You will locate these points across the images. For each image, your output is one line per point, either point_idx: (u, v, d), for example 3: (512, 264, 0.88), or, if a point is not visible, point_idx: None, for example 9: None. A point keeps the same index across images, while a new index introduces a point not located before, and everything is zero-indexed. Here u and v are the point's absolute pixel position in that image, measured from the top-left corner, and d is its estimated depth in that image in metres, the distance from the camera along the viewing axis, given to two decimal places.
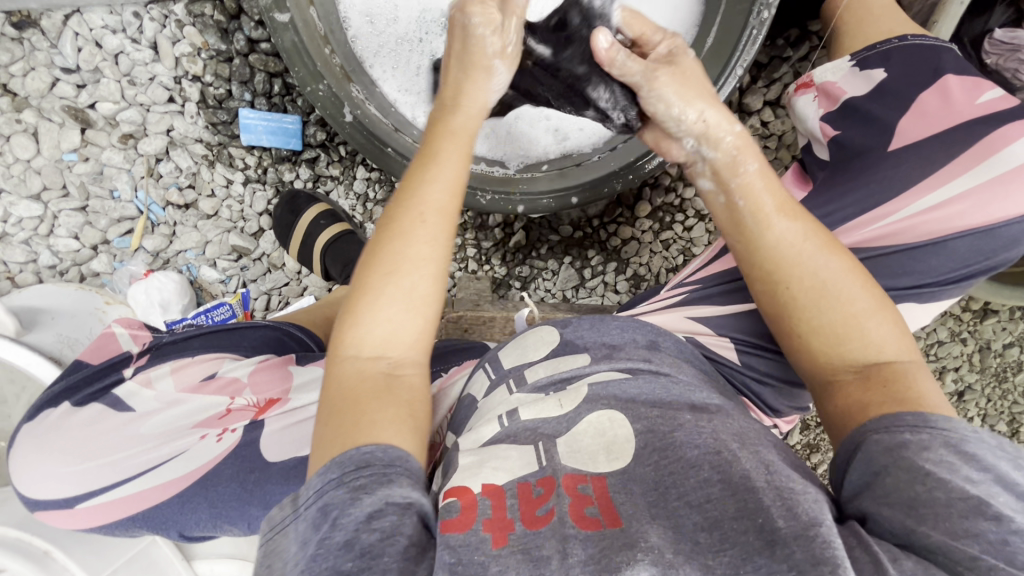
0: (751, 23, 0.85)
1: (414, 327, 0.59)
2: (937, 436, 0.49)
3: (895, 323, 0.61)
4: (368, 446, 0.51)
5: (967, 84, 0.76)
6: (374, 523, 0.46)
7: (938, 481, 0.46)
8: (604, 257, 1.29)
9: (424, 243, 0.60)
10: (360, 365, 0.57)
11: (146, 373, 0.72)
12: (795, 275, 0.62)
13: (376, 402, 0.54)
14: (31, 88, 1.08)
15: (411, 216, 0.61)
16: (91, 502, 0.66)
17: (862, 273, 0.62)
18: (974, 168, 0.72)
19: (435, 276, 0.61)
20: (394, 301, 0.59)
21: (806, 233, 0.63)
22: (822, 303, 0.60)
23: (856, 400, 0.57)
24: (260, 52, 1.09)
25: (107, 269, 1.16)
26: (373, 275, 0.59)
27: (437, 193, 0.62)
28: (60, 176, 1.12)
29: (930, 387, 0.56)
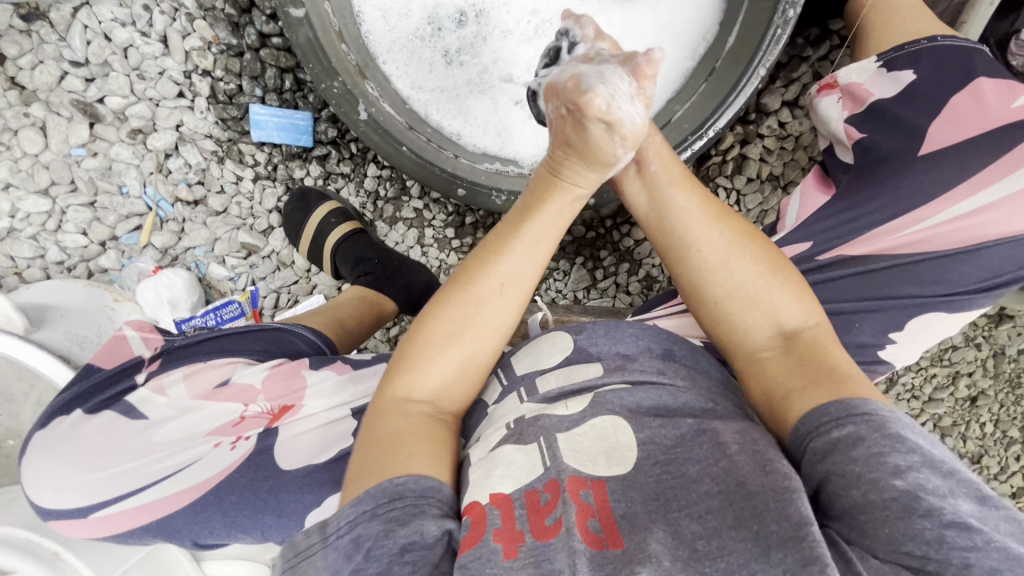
0: (775, 23, 0.83)
1: (462, 388, 0.61)
2: (863, 423, 0.47)
3: (796, 283, 0.63)
4: (402, 477, 0.51)
5: (1001, 88, 0.74)
6: (407, 556, 0.47)
7: (870, 483, 0.44)
8: (617, 258, 1.27)
9: (495, 315, 0.61)
10: (408, 408, 0.58)
11: (160, 379, 0.72)
12: (694, 240, 0.65)
13: (409, 440, 0.54)
14: (40, 82, 1.06)
15: (491, 286, 0.61)
16: (104, 512, 0.65)
17: (754, 237, 0.65)
18: (1008, 177, 0.71)
19: (496, 346, 0.62)
20: (449, 357, 0.60)
21: (699, 199, 0.67)
22: (728, 265, 0.63)
23: (780, 381, 0.57)
24: (271, 46, 1.07)
25: (116, 265, 1.15)
26: (437, 331, 0.60)
27: (524, 270, 0.62)
28: (68, 171, 1.11)
29: (841, 353, 0.58)
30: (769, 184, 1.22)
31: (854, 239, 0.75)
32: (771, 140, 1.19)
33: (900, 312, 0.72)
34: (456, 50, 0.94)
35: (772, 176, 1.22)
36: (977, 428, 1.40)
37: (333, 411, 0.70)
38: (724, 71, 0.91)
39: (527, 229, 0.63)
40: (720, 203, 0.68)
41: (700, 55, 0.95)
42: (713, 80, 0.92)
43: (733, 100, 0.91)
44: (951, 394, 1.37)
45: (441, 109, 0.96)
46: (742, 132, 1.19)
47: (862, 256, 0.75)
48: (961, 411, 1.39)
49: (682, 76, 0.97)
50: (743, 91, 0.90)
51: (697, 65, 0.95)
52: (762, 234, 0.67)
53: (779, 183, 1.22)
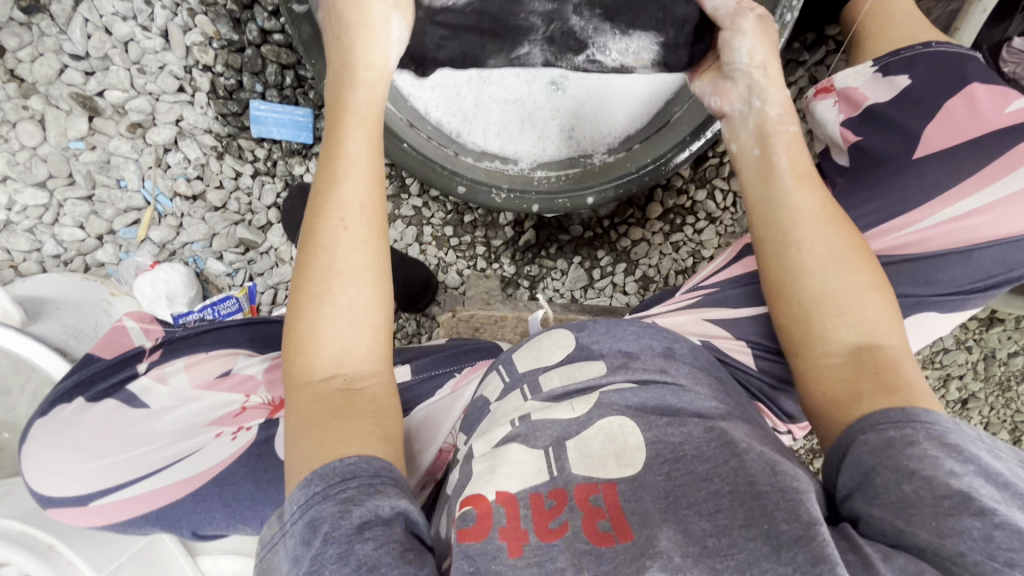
0: (773, 26, 0.85)
1: (364, 341, 0.58)
2: (921, 429, 0.49)
3: (892, 305, 0.61)
4: (352, 458, 0.50)
5: (994, 93, 0.75)
6: (366, 532, 0.45)
7: (923, 480, 0.45)
8: (614, 258, 1.28)
9: (353, 250, 0.58)
10: (316, 389, 0.55)
11: (162, 368, 0.72)
12: (802, 242, 0.62)
13: (336, 418, 0.53)
14: (39, 74, 1.06)
15: (332, 227, 0.58)
16: (105, 500, 0.65)
17: (862, 253, 0.62)
18: (1001, 180, 0.72)
19: (373, 282, 0.59)
20: (335, 319, 0.57)
21: (820, 201, 0.64)
22: (824, 272, 0.61)
23: (851, 383, 0.56)
24: (273, 43, 1.08)
25: (113, 259, 1.15)
26: (305, 298, 0.58)
27: (353, 194, 0.60)
28: (67, 165, 1.11)
29: (918, 377, 0.56)
30: None
31: None
32: None
33: None
34: None
35: None
36: None
37: None
38: None
39: (343, 159, 0.61)
40: (839, 210, 0.65)
41: None
42: None
43: None
44: (943, 396, 1.39)
45: (441, 107, 0.97)
46: None
47: None
48: (952, 414, 1.40)
49: None
50: None
51: None
52: (869, 250, 0.64)
53: None
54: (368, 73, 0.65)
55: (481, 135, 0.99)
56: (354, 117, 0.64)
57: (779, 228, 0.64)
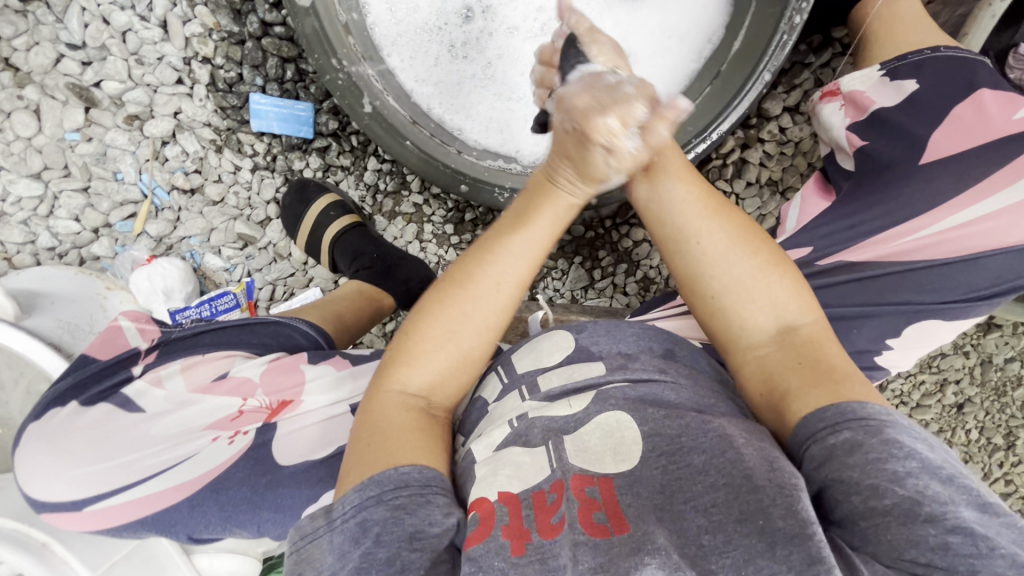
0: (782, 29, 0.84)
1: (458, 380, 0.61)
2: (862, 430, 0.48)
3: (794, 277, 0.63)
4: (406, 466, 0.51)
5: (1002, 99, 0.74)
6: (415, 543, 0.47)
7: (870, 489, 0.44)
8: (615, 258, 1.27)
9: (493, 312, 0.60)
10: (403, 402, 0.58)
11: (157, 371, 0.71)
12: (695, 231, 0.63)
13: (416, 433, 0.55)
14: (35, 63, 1.04)
15: (489, 283, 0.60)
16: (99, 505, 0.64)
17: (755, 236, 0.63)
18: (1006, 188, 0.72)
19: (493, 339, 0.62)
20: (448, 355, 0.60)
21: (699, 189, 0.65)
22: (724, 259, 0.62)
23: (780, 378, 0.57)
24: (274, 35, 1.06)
25: (108, 253, 1.13)
26: (431, 326, 0.60)
27: (515, 266, 0.60)
28: (62, 156, 1.09)
29: (836, 350, 0.58)
30: (768, 189, 1.23)
31: (853, 246, 0.76)
32: (772, 145, 1.20)
33: (898, 319, 0.73)
34: (462, 44, 0.92)
35: (771, 181, 1.23)
36: (963, 435, 1.42)
37: (331, 407, 0.70)
38: (730, 74, 0.91)
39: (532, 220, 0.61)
40: (719, 194, 0.67)
41: (705, 58, 0.95)
42: (718, 83, 0.93)
43: (739, 103, 0.92)
44: (939, 401, 1.39)
45: (444, 104, 0.95)
46: (743, 137, 1.20)
47: (862, 262, 0.75)
48: (948, 418, 1.41)
49: (687, 78, 0.96)
50: (747, 95, 0.91)
51: (702, 67, 0.95)
52: (764, 230, 0.65)
53: (778, 188, 1.23)
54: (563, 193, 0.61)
55: (483, 132, 0.97)
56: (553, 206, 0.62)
57: (677, 228, 0.64)
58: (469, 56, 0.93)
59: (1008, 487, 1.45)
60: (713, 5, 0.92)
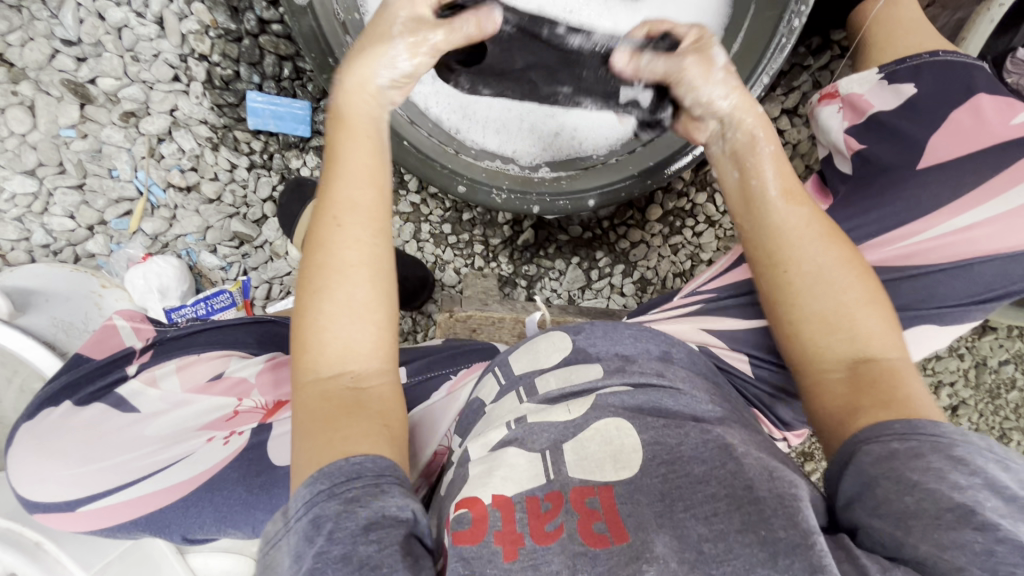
0: (780, 32, 0.84)
1: (368, 336, 0.57)
2: (926, 442, 0.48)
3: (886, 316, 0.60)
4: (359, 457, 0.49)
5: (1000, 105, 0.75)
6: (370, 534, 0.45)
7: (925, 492, 0.45)
8: (612, 259, 1.27)
9: (353, 248, 0.58)
10: (323, 387, 0.55)
11: (151, 371, 0.71)
12: (790, 258, 0.62)
13: (352, 420, 0.53)
14: (29, 59, 1.03)
15: (329, 225, 0.58)
16: (92, 506, 0.64)
17: (858, 266, 0.61)
18: (1001, 196, 0.72)
19: (372, 279, 0.58)
20: (335, 317, 0.56)
21: (806, 218, 0.63)
22: (815, 290, 0.60)
23: (846, 398, 0.56)
24: (271, 33, 1.05)
25: (104, 250, 1.13)
26: (303, 295, 0.57)
27: (355, 194, 0.59)
28: (57, 152, 1.08)
29: (917, 387, 0.56)
30: None
31: (850, 250, 0.76)
32: None
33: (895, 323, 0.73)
34: None
35: None
36: None
37: None
38: None
39: (342, 157, 0.60)
40: (830, 224, 0.64)
41: None
42: None
43: None
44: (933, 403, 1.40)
45: (441, 103, 0.95)
46: None
47: None
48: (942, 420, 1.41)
49: None
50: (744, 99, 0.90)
51: None
52: (867, 264, 0.62)
53: None
54: (361, 83, 0.62)
55: (480, 132, 0.97)
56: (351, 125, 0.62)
57: (774, 240, 0.63)
58: None
59: None
60: (712, 7, 0.91)
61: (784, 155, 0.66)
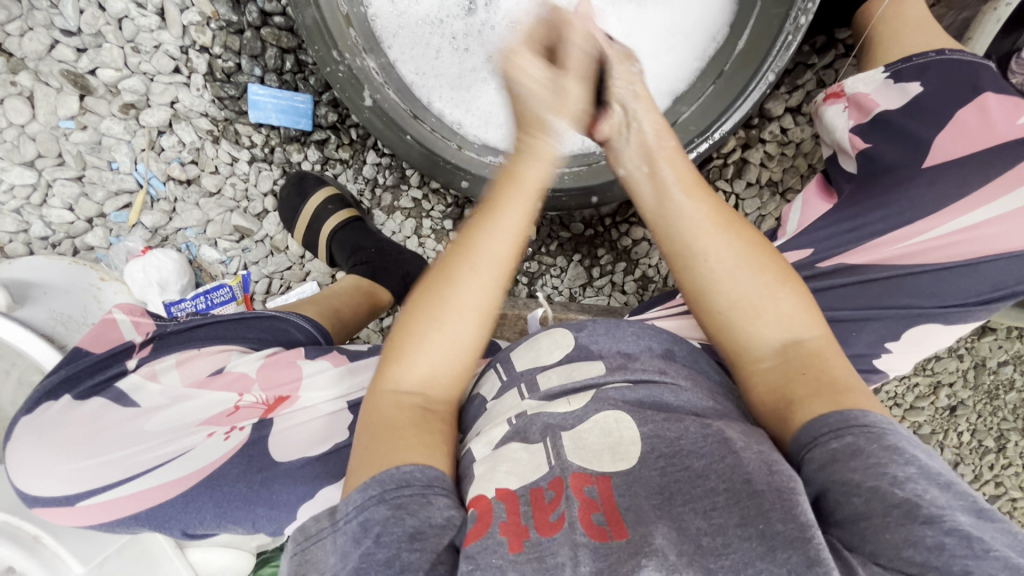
0: (786, 29, 0.84)
1: (448, 370, 0.60)
2: (861, 435, 0.48)
3: (801, 293, 0.62)
4: (409, 466, 0.50)
5: (1006, 104, 0.74)
6: (415, 543, 0.46)
7: (870, 491, 0.45)
8: (614, 257, 1.27)
9: (471, 291, 0.60)
10: (397, 399, 0.58)
11: (151, 365, 0.70)
12: (704, 248, 0.64)
13: (414, 432, 0.55)
14: (29, 49, 1.02)
15: (465, 265, 0.60)
16: (91, 500, 0.64)
17: (761, 252, 0.63)
18: (1007, 195, 0.72)
19: (479, 325, 0.61)
20: (435, 347, 0.59)
21: (709, 205, 0.65)
22: (735, 276, 0.62)
23: (782, 390, 0.56)
24: (273, 25, 1.04)
25: (103, 243, 1.12)
26: (420, 318, 0.60)
27: (501, 244, 0.61)
28: (56, 144, 1.07)
29: (841, 364, 0.58)
30: (768, 190, 1.23)
31: (852, 249, 0.76)
32: (773, 145, 1.20)
33: (897, 322, 0.73)
34: (463, 36, 0.92)
35: (771, 182, 1.23)
36: (955, 437, 1.43)
37: (329, 403, 0.70)
38: (733, 75, 0.91)
39: (504, 204, 0.62)
40: (730, 210, 0.66)
41: (707, 57, 0.95)
42: (720, 83, 0.92)
43: (739, 106, 0.91)
44: (932, 403, 1.40)
45: (444, 97, 0.94)
46: (744, 136, 1.19)
47: (861, 266, 0.75)
48: (940, 420, 1.42)
49: (690, 76, 0.96)
50: (749, 97, 0.91)
51: (705, 67, 0.95)
52: (770, 246, 0.65)
53: (778, 189, 1.23)
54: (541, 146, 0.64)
55: (482, 127, 0.96)
56: (521, 181, 0.63)
57: (682, 237, 0.65)
58: (471, 49, 0.92)
59: (998, 488, 1.46)
60: (717, 4, 0.92)
61: (678, 147, 0.70)
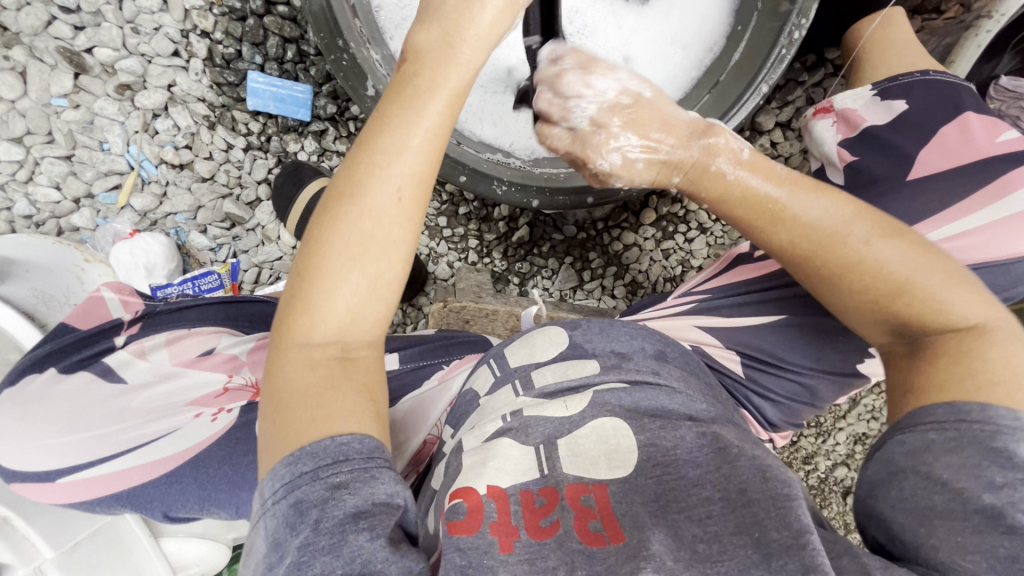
0: (780, 43, 0.86)
1: (362, 333, 0.53)
2: (968, 431, 0.49)
3: (948, 279, 0.56)
4: (344, 436, 0.48)
5: (985, 123, 0.78)
6: (361, 522, 0.44)
7: (955, 492, 0.47)
8: (605, 262, 1.29)
9: (381, 232, 0.51)
10: (304, 372, 0.51)
11: (140, 342, 0.69)
12: (821, 245, 0.59)
13: (331, 392, 0.50)
14: (25, 24, 1.01)
15: (360, 214, 0.51)
16: (74, 477, 0.62)
17: (897, 235, 0.58)
18: (991, 205, 0.73)
19: (391, 281, 0.53)
20: (335, 311, 0.51)
21: (817, 198, 0.60)
22: (853, 271, 0.57)
23: (907, 381, 0.55)
24: (277, 14, 1.05)
25: (89, 225, 1.10)
26: (312, 281, 0.51)
27: (394, 188, 0.52)
28: (47, 122, 1.06)
29: (993, 354, 0.52)
30: None
31: None
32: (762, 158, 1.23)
33: None
34: None
35: None
36: None
37: None
38: (727, 84, 0.94)
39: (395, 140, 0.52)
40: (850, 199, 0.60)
41: (705, 67, 0.98)
42: (715, 92, 0.95)
43: (734, 114, 0.92)
44: None
45: None
46: None
47: None
48: None
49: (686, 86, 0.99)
50: (744, 105, 0.91)
51: (702, 76, 0.98)
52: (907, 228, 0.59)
53: None
54: (448, 67, 0.55)
55: (476, 122, 0.99)
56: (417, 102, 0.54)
57: (791, 234, 0.60)
58: None
59: None
60: (716, 16, 0.96)
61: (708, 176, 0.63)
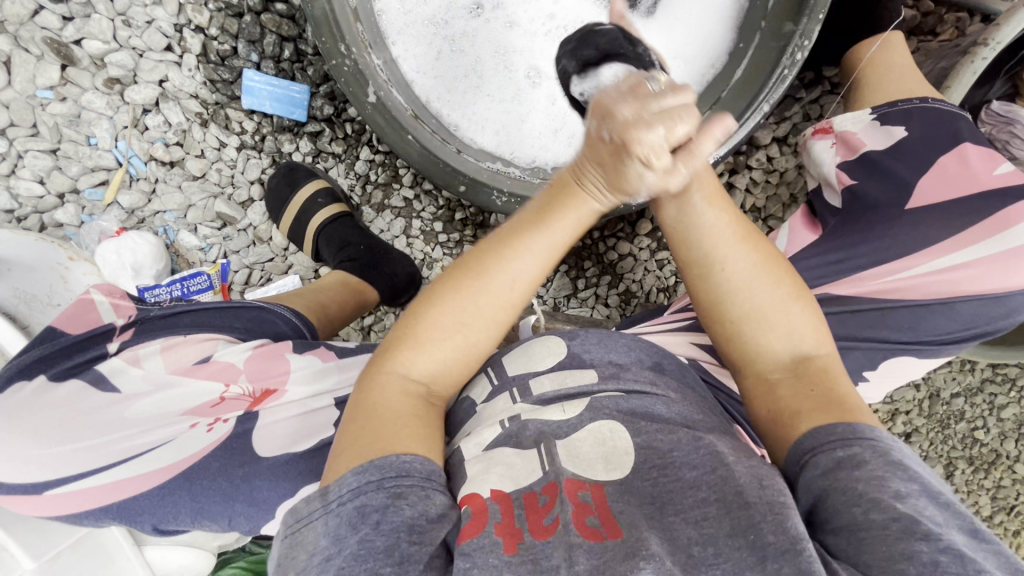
0: (784, 63, 0.86)
1: (458, 370, 0.59)
2: (869, 447, 0.51)
3: (813, 309, 0.63)
4: (408, 456, 0.50)
5: (982, 155, 0.79)
6: (414, 533, 0.46)
7: (872, 501, 0.46)
8: (599, 270, 1.29)
9: (499, 304, 0.58)
10: (404, 385, 0.57)
11: (135, 350, 0.67)
12: (721, 259, 0.61)
13: (417, 424, 0.54)
14: (10, 13, 0.97)
15: (496, 272, 0.57)
16: (63, 489, 0.60)
17: (779, 261, 0.63)
18: (987, 239, 0.76)
19: (495, 335, 0.60)
20: (451, 344, 0.58)
21: (726, 213, 0.62)
22: (749, 289, 0.61)
23: (791, 406, 0.58)
24: (274, 12, 1.02)
25: (74, 221, 1.07)
26: (448, 311, 0.58)
27: (536, 267, 0.58)
28: (31, 114, 1.02)
29: (846, 381, 0.59)
30: (751, 216, 1.27)
31: (838, 281, 0.78)
32: (758, 173, 1.25)
33: (876, 353, 0.77)
34: (460, 37, 0.93)
35: (755, 209, 1.27)
36: None
37: (314, 400, 0.67)
38: (730, 101, 0.94)
39: (563, 219, 0.58)
40: (746, 220, 0.64)
41: (705, 83, 0.98)
42: (717, 109, 0.95)
43: (735, 132, 0.92)
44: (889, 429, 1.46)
45: (442, 99, 0.93)
46: (732, 162, 1.24)
47: (849, 296, 0.78)
48: None
49: None
50: (746, 124, 0.91)
51: (703, 91, 0.98)
52: (784, 257, 0.64)
53: (760, 216, 1.27)
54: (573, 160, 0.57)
55: (478, 131, 0.96)
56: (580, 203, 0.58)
57: (702, 234, 0.61)
58: (465, 51, 0.93)
59: None
60: (719, 33, 0.96)
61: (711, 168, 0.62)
